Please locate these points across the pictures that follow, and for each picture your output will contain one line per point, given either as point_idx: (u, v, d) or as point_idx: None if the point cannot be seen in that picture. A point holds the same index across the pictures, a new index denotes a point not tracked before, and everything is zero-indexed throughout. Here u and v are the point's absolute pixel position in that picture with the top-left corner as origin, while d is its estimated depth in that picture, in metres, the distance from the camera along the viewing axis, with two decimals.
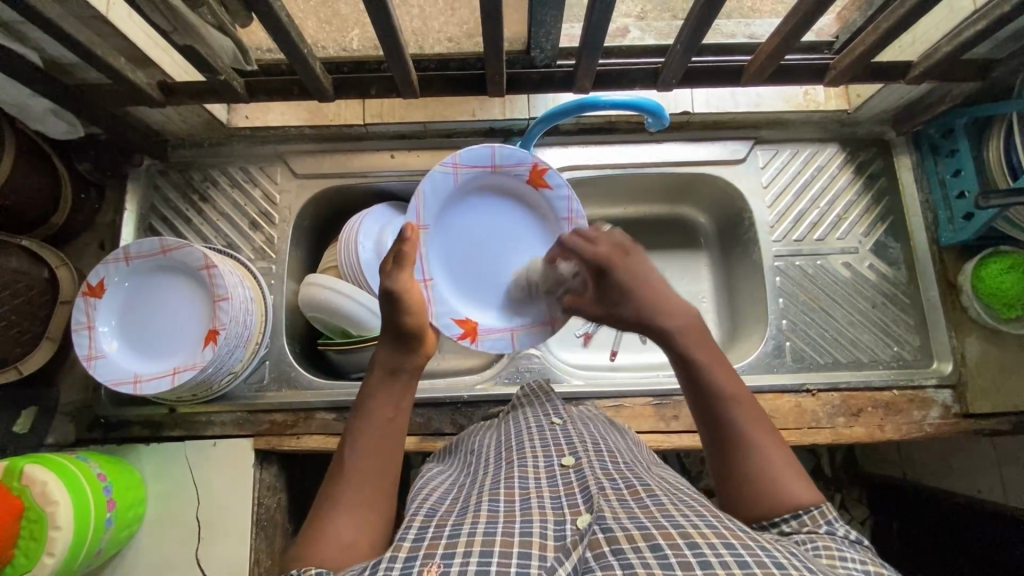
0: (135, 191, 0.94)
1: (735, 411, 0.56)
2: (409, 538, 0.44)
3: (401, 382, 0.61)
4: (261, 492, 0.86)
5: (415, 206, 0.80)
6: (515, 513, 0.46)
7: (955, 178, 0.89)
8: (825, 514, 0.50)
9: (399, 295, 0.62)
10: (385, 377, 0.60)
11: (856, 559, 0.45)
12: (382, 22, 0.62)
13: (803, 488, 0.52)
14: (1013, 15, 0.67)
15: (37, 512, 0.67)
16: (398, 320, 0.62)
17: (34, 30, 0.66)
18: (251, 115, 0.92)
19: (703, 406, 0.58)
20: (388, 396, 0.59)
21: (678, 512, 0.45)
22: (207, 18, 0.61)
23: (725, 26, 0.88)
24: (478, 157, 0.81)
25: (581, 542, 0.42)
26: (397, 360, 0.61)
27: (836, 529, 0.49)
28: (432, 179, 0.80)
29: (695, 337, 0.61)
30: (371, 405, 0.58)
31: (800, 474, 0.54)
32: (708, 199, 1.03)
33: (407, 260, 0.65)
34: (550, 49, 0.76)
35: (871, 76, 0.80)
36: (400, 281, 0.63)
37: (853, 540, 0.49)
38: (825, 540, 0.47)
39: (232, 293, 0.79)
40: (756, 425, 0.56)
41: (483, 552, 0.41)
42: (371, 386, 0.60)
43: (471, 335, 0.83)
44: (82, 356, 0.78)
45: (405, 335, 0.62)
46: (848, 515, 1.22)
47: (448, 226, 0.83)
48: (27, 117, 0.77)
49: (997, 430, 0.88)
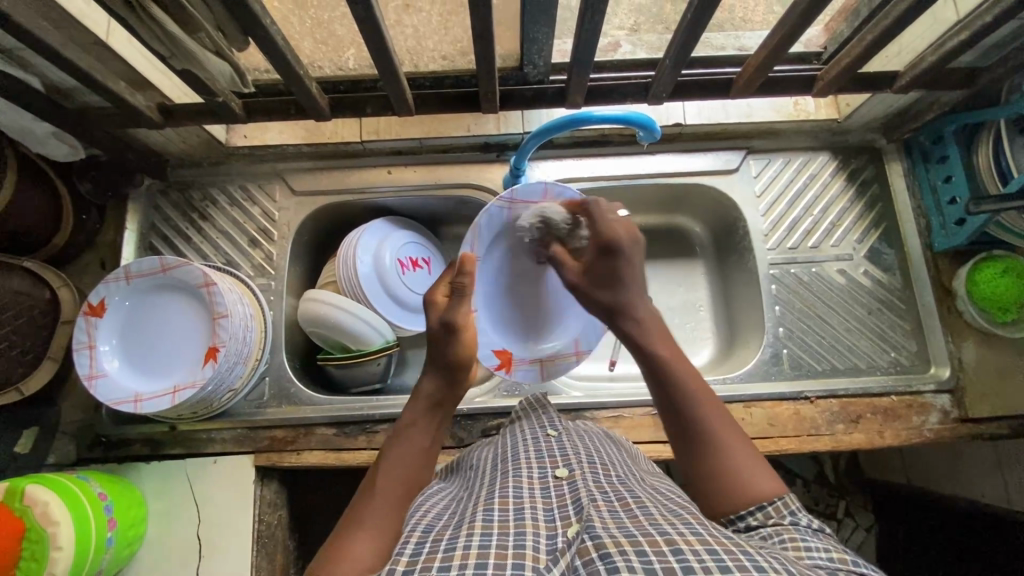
0: (135, 211, 0.95)
1: (694, 401, 0.58)
2: (406, 553, 0.45)
3: (441, 416, 0.64)
4: (261, 509, 0.86)
5: (471, 239, 0.82)
6: (509, 524, 0.46)
7: (946, 184, 0.90)
8: (789, 503, 0.50)
9: (456, 327, 0.67)
10: (430, 408, 0.64)
11: (820, 548, 0.44)
12: (376, 44, 0.64)
13: (765, 479, 0.53)
14: (997, 24, 0.68)
15: (38, 532, 0.67)
16: (446, 351, 0.66)
17: (35, 56, 0.67)
18: (248, 134, 0.94)
19: (666, 401, 0.60)
20: (427, 425, 0.62)
21: (666, 521, 0.45)
22: (205, 43, 0.62)
23: (715, 38, 0.89)
24: (533, 193, 0.82)
25: (570, 551, 0.43)
26: (444, 393, 0.65)
27: (800, 520, 0.49)
28: (491, 212, 0.82)
29: (659, 334, 0.64)
30: (409, 433, 0.61)
31: (761, 465, 0.55)
32: (702, 208, 1.04)
33: (467, 292, 0.69)
34: (542, 64, 0.77)
35: (859, 86, 0.81)
36: (458, 314, 0.68)
37: (816, 529, 0.48)
38: (791, 532, 0.47)
39: (230, 310, 0.80)
40: (717, 418, 0.58)
41: (477, 564, 0.41)
42: (413, 415, 0.63)
43: (507, 366, 0.88)
44: (83, 376, 0.78)
45: (452, 366, 0.66)
46: (853, 522, 1.21)
47: (493, 257, 0.86)
48: (29, 140, 0.79)
49: (997, 435, 0.88)
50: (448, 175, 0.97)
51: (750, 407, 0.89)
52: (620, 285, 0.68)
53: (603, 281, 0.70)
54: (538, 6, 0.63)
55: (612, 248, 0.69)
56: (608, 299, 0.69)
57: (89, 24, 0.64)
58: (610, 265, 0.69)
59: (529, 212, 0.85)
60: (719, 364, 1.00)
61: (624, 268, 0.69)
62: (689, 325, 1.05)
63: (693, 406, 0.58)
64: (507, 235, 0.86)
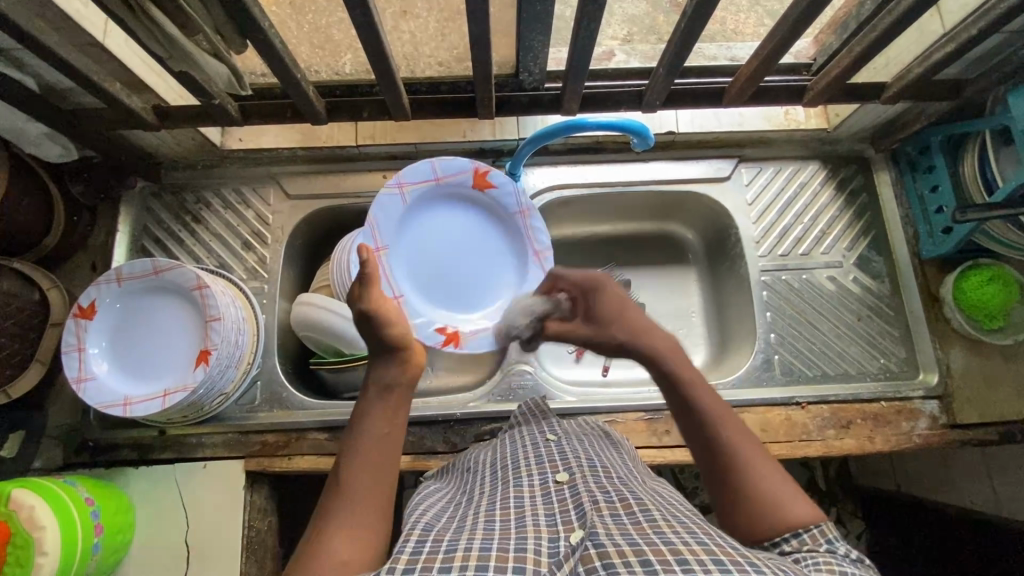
0: (127, 212, 0.94)
1: (723, 430, 0.57)
2: (406, 551, 0.45)
3: (396, 397, 0.59)
4: (252, 515, 0.85)
5: (369, 230, 0.83)
6: (510, 530, 0.47)
7: (933, 194, 0.92)
8: (825, 532, 0.50)
9: (370, 313, 0.62)
10: (381, 395, 0.58)
11: (856, 574, 0.45)
12: (375, 51, 0.65)
13: (800, 504, 0.53)
14: (980, 39, 0.70)
15: (23, 538, 0.66)
16: (379, 334, 0.62)
17: (30, 56, 0.66)
18: (244, 137, 0.95)
19: (698, 442, 0.58)
20: (382, 411, 0.57)
21: (669, 529, 0.45)
22: (203, 45, 0.62)
23: (708, 49, 0.92)
24: (420, 174, 0.86)
25: (573, 556, 0.43)
26: (390, 377, 0.59)
27: (837, 548, 0.49)
28: (382, 202, 0.83)
29: (676, 358, 0.63)
30: (365, 423, 0.57)
31: (792, 488, 0.54)
32: (694, 215, 1.05)
33: (373, 279, 0.64)
34: (538, 72, 0.79)
35: (848, 97, 0.83)
36: (372, 298, 0.63)
37: (853, 560, 0.49)
38: (825, 557, 0.47)
39: (223, 314, 0.79)
40: (747, 443, 0.56)
41: (479, 565, 0.42)
42: (365, 404, 0.58)
43: (455, 341, 0.86)
44: (72, 379, 0.77)
45: (391, 351, 0.61)
46: (844, 529, 1.20)
47: (404, 241, 0.86)
48: (22, 140, 0.78)
49: (985, 441, 0.89)
50: None
51: (742, 412, 0.89)
52: (617, 320, 0.68)
53: (606, 323, 0.69)
54: (534, 15, 0.63)
55: (592, 287, 0.72)
56: (624, 338, 0.66)
57: (88, 27, 0.65)
58: (603, 304, 0.70)
59: (426, 191, 0.87)
60: (711, 369, 1.01)
61: (625, 304, 0.69)
62: (680, 331, 1.06)
63: (723, 436, 0.56)
64: (416, 212, 0.87)
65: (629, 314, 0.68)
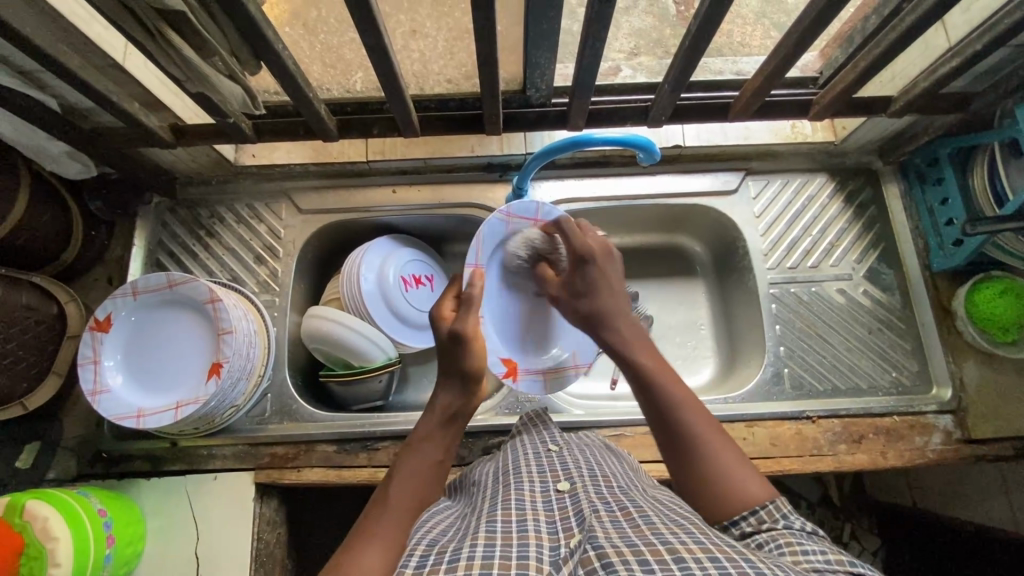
0: (144, 227, 0.96)
1: (688, 412, 0.58)
2: (410, 566, 0.45)
3: (455, 431, 0.64)
4: (260, 527, 0.86)
5: (473, 250, 0.82)
6: (512, 536, 0.47)
7: (943, 206, 0.91)
8: (780, 507, 0.51)
9: (465, 337, 0.66)
10: (443, 422, 0.63)
11: (817, 551, 0.46)
12: (385, 70, 0.66)
13: (757, 484, 0.54)
14: (985, 53, 0.70)
15: (36, 549, 0.67)
16: (463, 360, 0.66)
17: (53, 78, 0.69)
18: (257, 153, 0.96)
19: (655, 411, 0.59)
20: (441, 440, 0.62)
21: (668, 530, 0.45)
22: (219, 67, 0.63)
23: (713, 63, 0.94)
24: (526, 211, 0.84)
25: (572, 559, 0.43)
26: (457, 407, 0.64)
27: (794, 522, 0.50)
28: (490, 223, 0.82)
29: (641, 344, 0.65)
30: (423, 446, 0.60)
31: (749, 468, 0.56)
32: (702, 228, 1.06)
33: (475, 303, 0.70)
34: (545, 88, 0.80)
35: (854, 110, 0.83)
36: (467, 323, 0.68)
37: (809, 532, 0.50)
38: (787, 537, 0.48)
39: (235, 327, 0.81)
40: (707, 425, 0.57)
41: (482, 573, 0.42)
42: (427, 426, 0.62)
43: (513, 374, 0.86)
44: (87, 391, 0.79)
45: (465, 376, 0.65)
46: (859, 545, 1.16)
47: (500, 267, 0.85)
48: (44, 158, 0.81)
49: (1001, 456, 0.87)
50: (452, 194, 0.99)
51: (752, 426, 0.88)
52: (595, 294, 0.70)
53: (581, 293, 0.71)
54: (541, 33, 0.65)
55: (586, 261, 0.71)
56: (588, 308, 0.69)
57: (107, 48, 0.67)
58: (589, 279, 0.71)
59: (526, 229, 0.86)
60: (720, 382, 1.01)
61: (601, 281, 0.70)
62: (690, 343, 1.06)
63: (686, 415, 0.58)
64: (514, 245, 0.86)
65: (608, 293, 0.69)
